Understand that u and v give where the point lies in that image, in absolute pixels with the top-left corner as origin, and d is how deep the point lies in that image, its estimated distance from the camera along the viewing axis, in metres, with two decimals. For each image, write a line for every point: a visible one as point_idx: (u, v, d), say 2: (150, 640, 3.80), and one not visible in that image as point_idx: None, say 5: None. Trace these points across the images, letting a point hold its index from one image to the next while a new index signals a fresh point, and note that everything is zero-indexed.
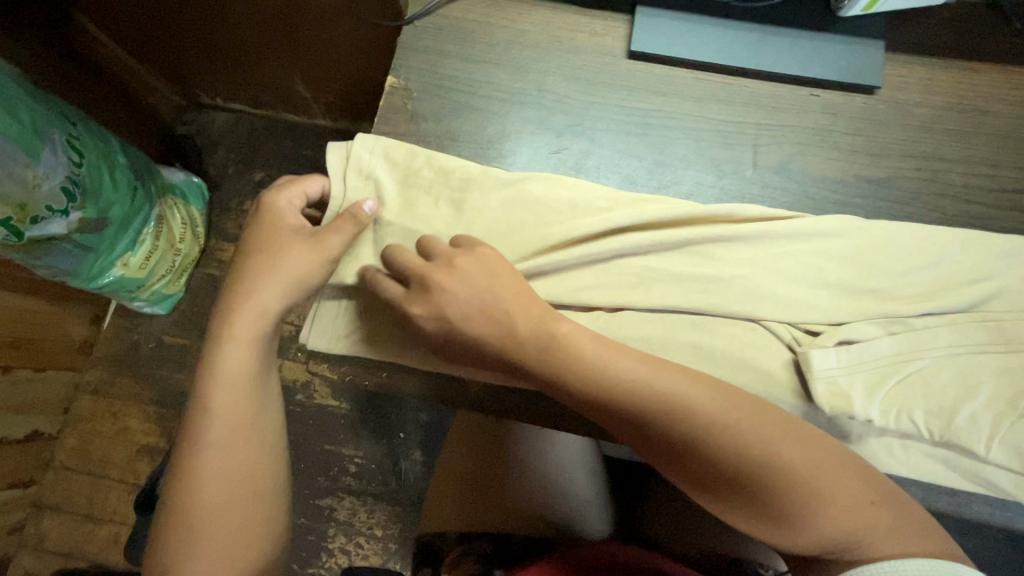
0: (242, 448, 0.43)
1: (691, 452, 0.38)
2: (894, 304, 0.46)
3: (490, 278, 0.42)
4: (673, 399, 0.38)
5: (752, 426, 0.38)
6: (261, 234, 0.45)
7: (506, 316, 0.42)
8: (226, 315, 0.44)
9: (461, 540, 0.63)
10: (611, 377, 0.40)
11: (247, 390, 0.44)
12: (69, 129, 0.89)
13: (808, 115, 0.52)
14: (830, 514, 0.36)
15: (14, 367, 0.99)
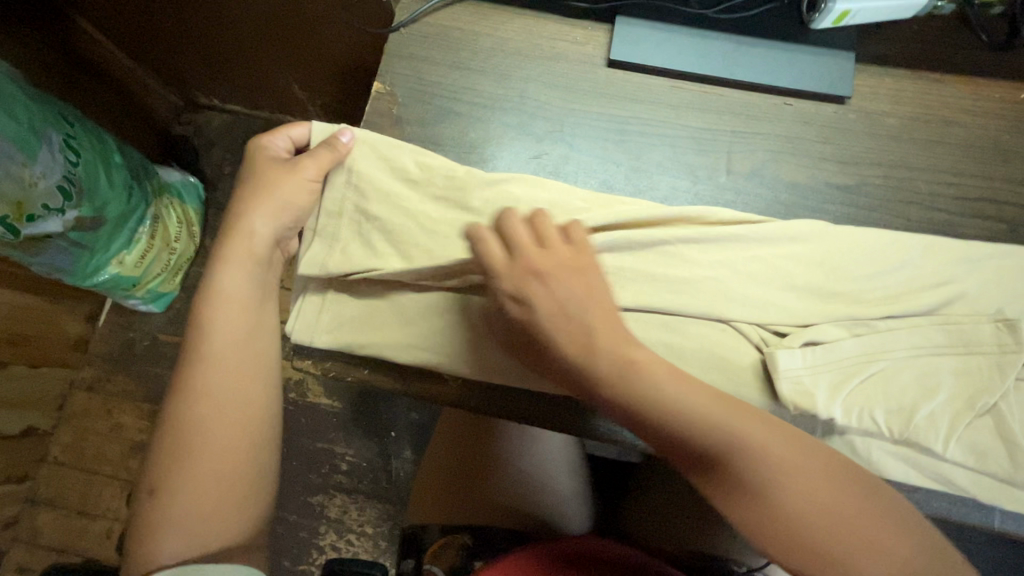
0: (236, 369, 0.45)
1: (727, 478, 0.38)
2: (858, 307, 0.48)
3: (580, 283, 0.42)
4: (720, 432, 0.38)
5: (815, 473, 0.38)
6: (253, 164, 0.49)
7: (587, 331, 0.41)
8: (225, 241, 0.47)
9: (443, 532, 0.65)
10: (663, 403, 0.39)
11: (241, 310, 0.46)
12: (66, 129, 0.91)
13: (780, 123, 0.54)
14: (883, 562, 0.36)
15: (10, 363, 1.01)
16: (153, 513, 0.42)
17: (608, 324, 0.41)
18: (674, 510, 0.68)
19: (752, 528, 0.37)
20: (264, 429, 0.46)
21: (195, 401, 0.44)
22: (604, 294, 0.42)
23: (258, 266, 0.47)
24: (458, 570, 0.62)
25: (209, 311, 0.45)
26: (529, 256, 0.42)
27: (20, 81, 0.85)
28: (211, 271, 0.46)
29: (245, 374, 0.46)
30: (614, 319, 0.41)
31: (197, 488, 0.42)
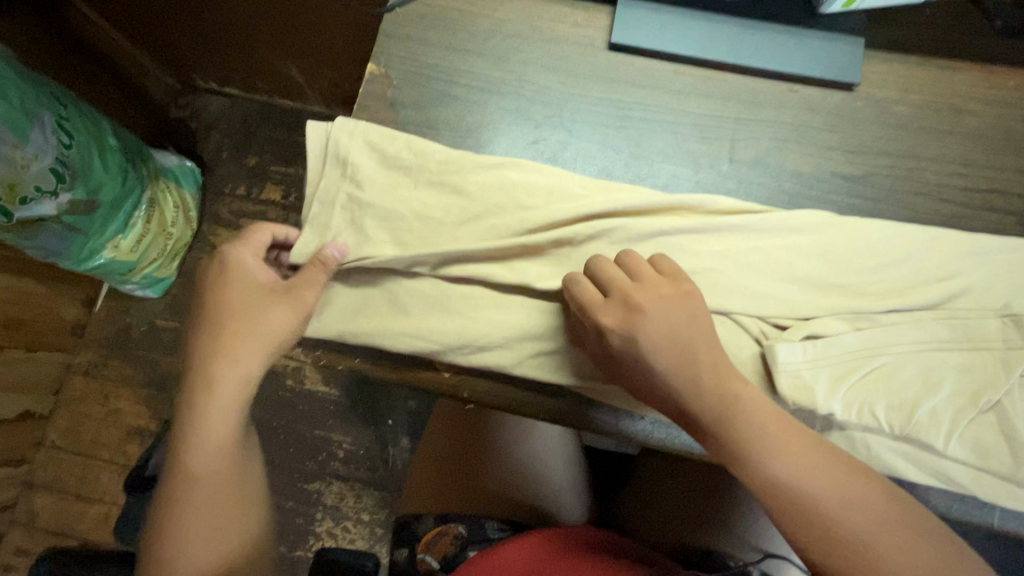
0: (222, 517, 0.43)
1: (809, 514, 0.35)
2: (861, 299, 0.46)
3: (686, 313, 0.41)
4: (804, 459, 0.37)
5: (907, 523, 0.35)
6: (231, 300, 0.45)
7: (697, 363, 0.39)
8: (202, 380, 0.43)
9: (438, 521, 0.64)
10: (749, 419, 0.38)
11: (229, 455, 0.44)
12: (59, 111, 0.90)
13: (787, 110, 0.52)
14: None
15: (8, 346, 1.01)
16: None
17: (709, 345, 0.40)
18: (670, 502, 0.67)
19: None
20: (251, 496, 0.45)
21: (189, 475, 0.42)
22: (707, 323, 0.41)
23: (243, 405, 0.44)
24: (452, 560, 0.61)
25: (208, 383, 0.43)
26: (629, 286, 0.42)
27: (13, 62, 0.84)
28: (191, 413, 0.43)
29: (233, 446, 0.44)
30: (716, 342, 0.41)
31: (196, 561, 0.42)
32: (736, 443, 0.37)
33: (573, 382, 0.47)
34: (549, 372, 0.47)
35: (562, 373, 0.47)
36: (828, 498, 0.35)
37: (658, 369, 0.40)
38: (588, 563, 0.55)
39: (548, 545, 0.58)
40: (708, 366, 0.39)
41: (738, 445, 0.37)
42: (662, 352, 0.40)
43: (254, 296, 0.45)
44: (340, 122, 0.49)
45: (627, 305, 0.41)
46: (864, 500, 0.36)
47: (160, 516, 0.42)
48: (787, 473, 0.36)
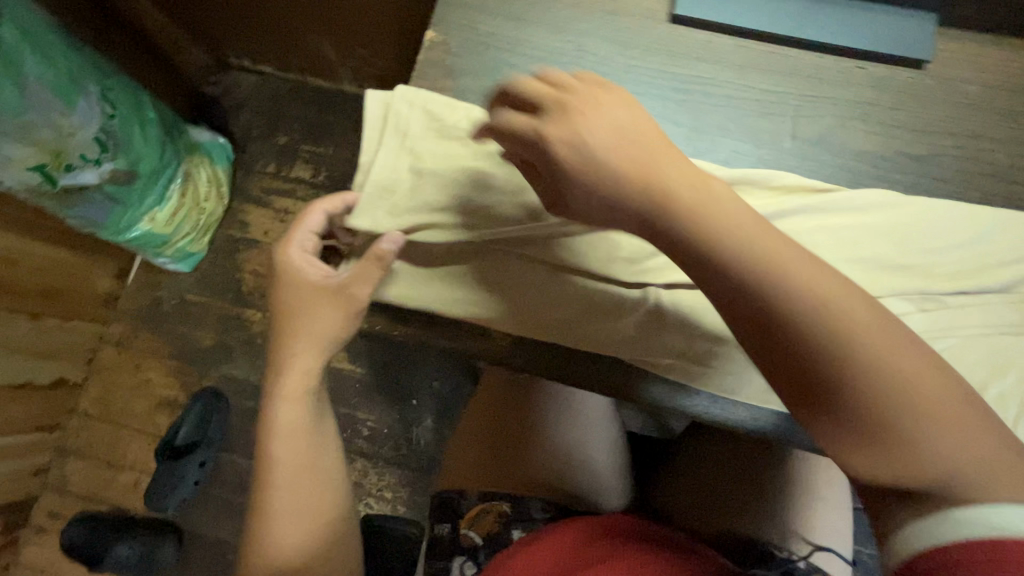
0: (305, 494, 0.48)
1: (778, 328, 0.32)
2: (931, 280, 0.45)
3: (626, 120, 0.35)
4: (782, 261, 0.32)
5: (879, 329, 0.31)
6: (278, 303, 0.47)
7: (649, 163, 0.34)
8: (270, 372, 0.48)
9: (482, 499, 0.68)
10: (716, 223, 0.33)
11: (305, 438, 0.49)
12: (103, 82, 0.93)
13: (852, 87, 0.51)
14: (947, 442, 0.29)
15: (42, 314, 1.13)
16: (257, 551, 0.46)
17: (663, 151, 0.35)
18: (712, 490, 0.67)
19: (799, 379, 0.31)
20: (329, 473, 0.50)
21: (274, 458, 0.47)
22: (654, 134, 0.36)
23: (308, 391, 0.48)
24: (496, 536, 0.66)
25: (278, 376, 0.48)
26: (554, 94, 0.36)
27: (63, 33, 0.88)
28: (266, 403, 0.48)
29: (303, 429, 0.48)
30: (672, 152, 0.35)
31: (292, 531, 0.47)
32: (704, 254, 0.33)
33: (628, 355, 0.47)
34: (605, 344, 0.47)
35: (620, 346, 0.47)
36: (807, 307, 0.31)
37: (596, 170, 0.35)
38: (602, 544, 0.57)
39: (589, 532, 0.59)
40: (670, 178, 0.34)
41: (710, 259, 0.33)
42: (597, 154, 0.35)
43: (309, 292, 0.46)
44: (396, 92, 0.49)
45: (567, 121, 0.35)
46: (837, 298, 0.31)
47: (256, 499, 0.48)
48: (761, 279, 0.32)
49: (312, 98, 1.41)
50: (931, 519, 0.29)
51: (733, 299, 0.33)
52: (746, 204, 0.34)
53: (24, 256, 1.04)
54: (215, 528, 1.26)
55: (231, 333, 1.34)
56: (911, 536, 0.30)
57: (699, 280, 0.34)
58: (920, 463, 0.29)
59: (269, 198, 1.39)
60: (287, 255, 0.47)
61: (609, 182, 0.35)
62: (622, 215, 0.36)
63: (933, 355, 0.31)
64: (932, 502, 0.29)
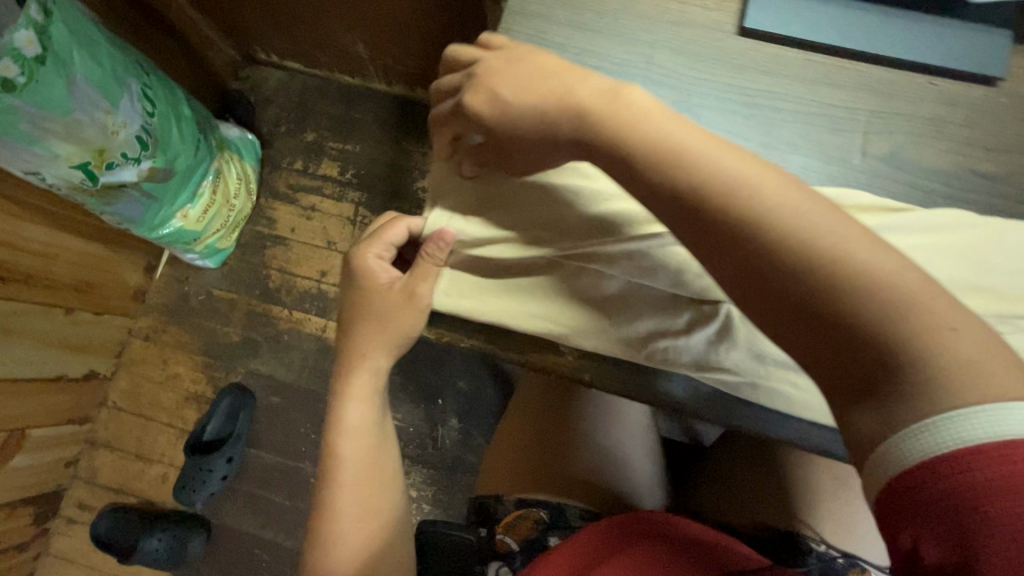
0: (369, 483, 0.55)
1: (722, 232, 0.37)
2: (1008, 304, 0.45)
3: (536, 70, 0.43)
4: (730, 180, 0.37)
5: (821, 226, 0.35)
6: (350, 308, 0.53)
7: (572, 98, 0.42)
8: (342, 381, 0.54)
9: (519, 504, 0.67)
10: (669, 152, 0.39)
11: (368, 443, 0.55)
12: (144, 80, 0.94)
13: (923, 103, 0.50)
14: (897, 325, 0.32)
15: (75, 308, 1.14)
16: (326, 533, 0.53)
17: (596, 89, 0.42)
18: (742, 491, 0.71)
19: (747, 278, 0.36)
20: (389, 465, 0.56)
21: (342, 453, 0.54)
22: (575, 76, 0.42)
23: (376, 400, 0.55)
24: (533, 542, 0.65)
25: (348, 379, 0.54)
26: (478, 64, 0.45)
27: (106, 30, 0.88)
28: (337, 410, 0.54)
29: (367, 428, 0.55)
30: (609, 92, 0.41)
31: (356, 513, 0.53)
32: (657, 178, 0.39)
33: (698, 372, 0.46)
34: (676, 361, 0.46)
35: (691, 363, 0.46)
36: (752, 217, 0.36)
37: (522, 113, 0.43)
38: (624, 537, 0.59)
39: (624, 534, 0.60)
40: (601, 111, 0.41)
41: (663, 182, 0.39)
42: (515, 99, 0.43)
43: (386, 296, 0.51)
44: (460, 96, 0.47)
45: (477, 79, 0.45)
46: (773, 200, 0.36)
47: (323, 495, 0.54)
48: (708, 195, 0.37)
49: (340, 96, 1.41)
50: (891, 415, 0.31)
51: (686, 216, 0.38)
52: (697, 133, 0.39)
53: (61, 251, 1.05)
54: (241, 522, 1.28)
55: (257, 329, 1.35)
56: (871, 433, 0.31)
57: (656, 202, 0.39)
58: (867, 345, 0.32)
59: (296, 194, 1.39)
60: (367, 256, 0.51)
61: (532, 124, 0.43)
62: (561, 150, 0.43)
63: (888, 256, 0.34)
64: (888, 398, 0.31)
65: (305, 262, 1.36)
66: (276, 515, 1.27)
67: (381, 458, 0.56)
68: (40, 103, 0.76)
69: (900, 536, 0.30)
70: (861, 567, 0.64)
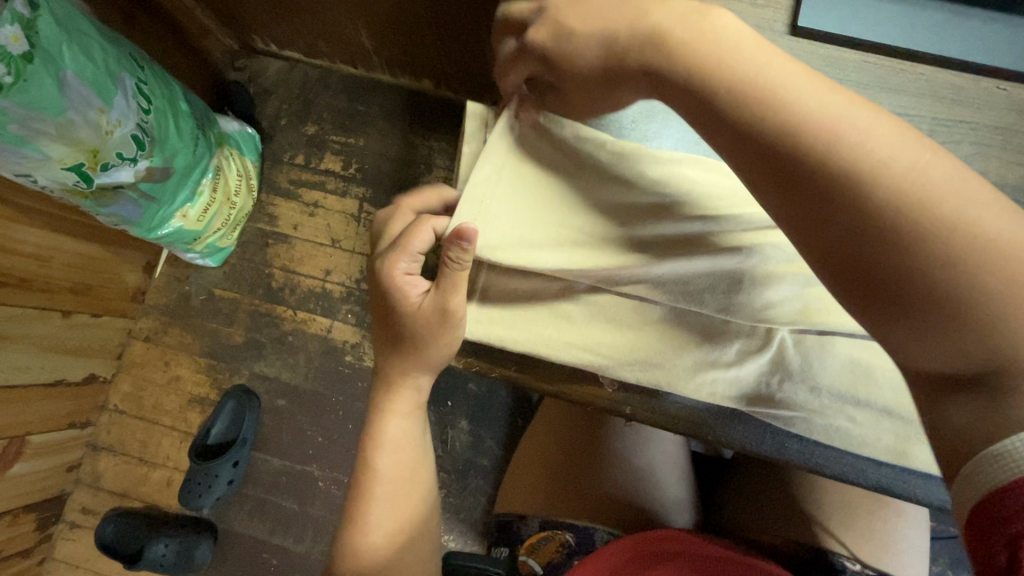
0: (402, 506, 0.50)
1: (809, 183, 0.33)
2: None
3: (609, 9, 0.39)
4: (838, 130, 0.32)
5: (936, 188, 0.31)
6: (380, 325, 0.50)
7: (648, 35, 0.37)
8: (379, 393, 0.51)
9: (543, 527, 0.64)
10: (766, 98, 0.34)
11: (406, 459, 0.51)
12: (137, 74, 0.89)
13: (990, 110, 0.47)
14: (1010, 307, 0.29)
15: (72, 311, 1.10)
16: (352, 562, 0.48)
17: (682, 27, 0.36)
18: (772, 506, 0.68)
19: (831, 237, 0.32)
20: (421, 489, 0.52)
21: (370, 477, 0.50)
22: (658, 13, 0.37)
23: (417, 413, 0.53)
24: (557, 565, 0.64)
25: (384, 395, 0.51)
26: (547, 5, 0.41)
27: (96, 22, 0.83)
28: (375, 424, 0.51)
29: (401, 449, 0.51)
30: (695, 28, 0.36)
31: (389, 533, 0.49)
32: (746, 128, 0.35)
33: (748, 406, 0.45)
34: (724, 395, 0.45)
35: (738, 398, 0.44)
36: (857, 178, 0.32)
37: (585, 60, 0.39)
38: (652, 555, 0.56)
39: (647, 555, 0.56)
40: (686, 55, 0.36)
41: (754, 133, 0.34)
42: (578, 45, 0.39)
43: (418, 316, 0.46)
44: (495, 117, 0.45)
45: (547, 18, 0.40)
46: (883, 152, 0.32)
47: (349, 520, 0.50)
48: (811, 148, 0.33)
49: (343, 87, 1.35)
50: (999, 408, 0.29)
51: (762, 159, 0.34)
52: (799, 74, 0.35)
53: (57, 253, 1.01)
54: (249, 526, 1.26)
55: (261, 329, 1.31)
56: (968, 425, 0.30)
57: (743, 156, 0.35)
58: (969, 323, 0.29)
59: (298, 190, 1.34)
60: (391, 269, 0.47)
61: (601, 76, 0.39)
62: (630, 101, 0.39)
63: (1017, 224, 0.30)
64: (991, 389, 0.29)
65: (309, 260, 1.32)
66: (284, 519, 1.25)
67: (412, 483, 0.51)
68: (30, 103, 0.71)
69: (996, 557, 0.27)
70: None
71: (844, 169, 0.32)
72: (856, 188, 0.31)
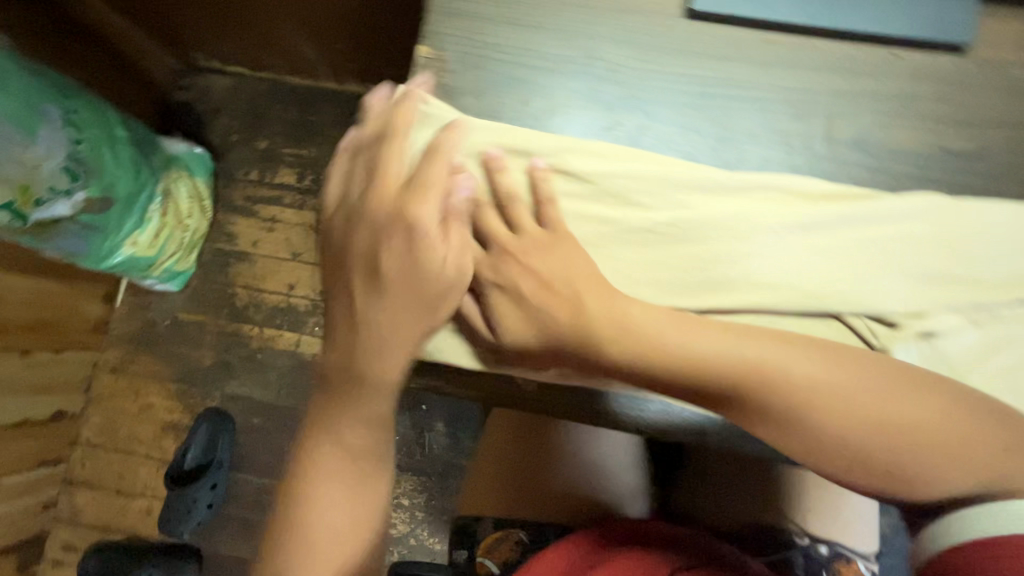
0: (355, 522, 0.43)
1: (769, 421, 0.38)
2: (983, 292, 0.43)
3: (546, 250, 0.43)
4: (767, 371, 0.38)
5: (852, 387, 0.37)
6: (369, 277, 0.43)
7: (575, 283, 0.42)
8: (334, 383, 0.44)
9: (497, 526, 0.66)
10: (696, 357, 0.39)
11: (351, 475, 0.43)
12: (65, 105, 0.87)
13: (887, 79, 0.47)
14: (940, 463, 0.35)
15: (32, 349, 1.08)
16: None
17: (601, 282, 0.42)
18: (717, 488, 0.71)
19: (805, 453, 0.37)
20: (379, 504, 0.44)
21: (320, 482, 0.43)
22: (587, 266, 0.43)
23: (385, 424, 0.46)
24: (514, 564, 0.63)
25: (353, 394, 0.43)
26: (496, 237, 0.44)
27: (15, 56, 0.81)
28: (332, 423, 0.44)
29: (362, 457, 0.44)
30: (610, 290, 0.42)
31: (337, 549, 0.42)
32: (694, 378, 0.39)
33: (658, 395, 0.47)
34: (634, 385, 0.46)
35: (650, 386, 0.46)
36: (796, 405, 0.37)
37: (538, 297, 0.42)
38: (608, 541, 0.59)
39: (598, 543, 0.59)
40: (609, 319, 0.41)
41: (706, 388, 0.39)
42: (529, 281, 0.43)
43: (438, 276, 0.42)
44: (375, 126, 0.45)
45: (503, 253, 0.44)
46: (803, 375, 0.38)
47: (285, 528, 0.42)
48: (751, 389, 0.38)
49: (291, 99, 1.33)
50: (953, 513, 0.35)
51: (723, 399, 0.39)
52: (707, 327, 0.41)
53: (10, 291, 0.99)
54: (235, 547, 1.26)
55: (230, 350, 1.30)
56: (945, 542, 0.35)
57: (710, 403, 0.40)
58: (922, 483, 0.35)
59: (254, 207, 1.33)
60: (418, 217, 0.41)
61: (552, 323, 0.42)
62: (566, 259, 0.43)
63: (909, 390, 0.37)
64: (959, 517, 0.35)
65: (272, 276, 1.31)
66: None
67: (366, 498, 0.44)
68: None
69: None
70: (842, 555, 0.67)
71: (782, 398, 0.37)
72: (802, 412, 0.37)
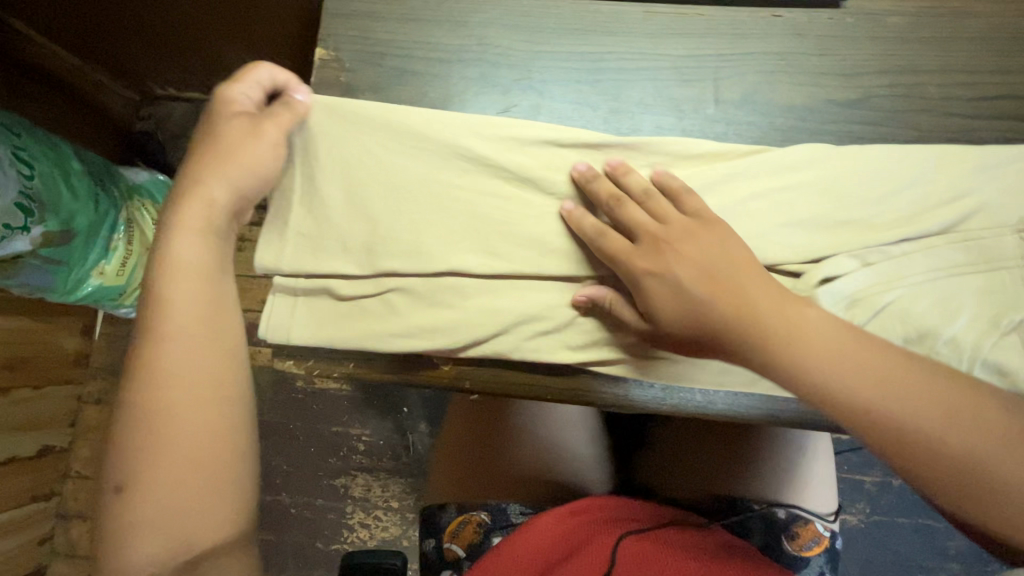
0: (198, 443, 0.40)
1: (896, 436, 0.36)
2: (870, 233, 0.44)
3: (713, 250, 0.41)
4: (891, 380, 0.36)
5: (971, 414, 0.36)
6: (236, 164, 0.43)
7: (744, 288, 0.39)
8: (160, 280, 0.41)
9: (460, 510, 0.67)
10: (836, 365, 0.37)
11: (183, 394, 0.41)
12: (13, 142, 0.89)
13: (770, 39, 0.48)
14: None
15: (13, 387, 1.09)
16: (130, 508, 0.39)
17: (761, 284, 0.39)
18: (675, 459, 0.72)
19: (925, 473, 0.36)
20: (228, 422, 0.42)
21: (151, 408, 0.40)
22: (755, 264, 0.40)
23: (225, 314, 0.43)
24: (479, 545, 0.65)
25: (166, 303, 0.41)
26: (655, 228, 0.42)
27: None
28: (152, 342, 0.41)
29: (197, 375, 0.41)
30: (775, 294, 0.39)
31: (179, 471, 0.40)
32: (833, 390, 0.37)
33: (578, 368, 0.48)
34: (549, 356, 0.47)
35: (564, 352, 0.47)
36: (925, 427, 0.36)
37: (700, 297, 0.40)
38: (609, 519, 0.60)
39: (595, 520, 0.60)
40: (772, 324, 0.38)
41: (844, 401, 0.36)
42: (693, 279, 0.40)
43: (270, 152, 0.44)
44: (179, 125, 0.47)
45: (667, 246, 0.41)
46: (931, 394, 0.36)
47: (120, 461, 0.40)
48: (886, 402, 0.36)
49: None
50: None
51: (858, 414, 0.36)
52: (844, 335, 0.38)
53: None
54: None
55: None
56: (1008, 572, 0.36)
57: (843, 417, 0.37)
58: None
59: None
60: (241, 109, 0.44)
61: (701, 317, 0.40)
62: (723, 249, 0.41)
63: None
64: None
65: None
66: None
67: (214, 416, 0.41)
68: None
69: None
70: (800, 518, 0.67)
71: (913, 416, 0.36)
72: (936, 434, 0.35)
